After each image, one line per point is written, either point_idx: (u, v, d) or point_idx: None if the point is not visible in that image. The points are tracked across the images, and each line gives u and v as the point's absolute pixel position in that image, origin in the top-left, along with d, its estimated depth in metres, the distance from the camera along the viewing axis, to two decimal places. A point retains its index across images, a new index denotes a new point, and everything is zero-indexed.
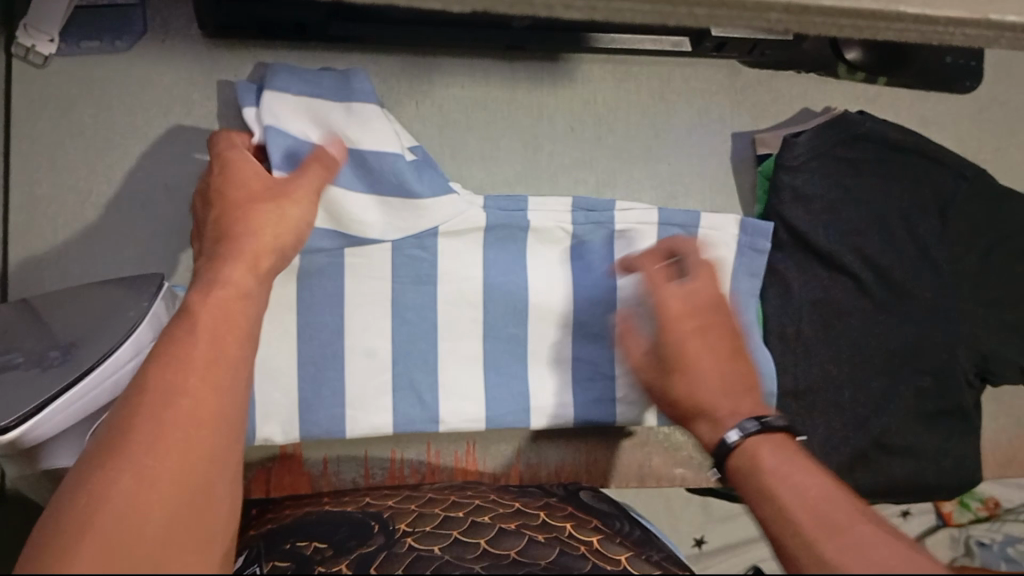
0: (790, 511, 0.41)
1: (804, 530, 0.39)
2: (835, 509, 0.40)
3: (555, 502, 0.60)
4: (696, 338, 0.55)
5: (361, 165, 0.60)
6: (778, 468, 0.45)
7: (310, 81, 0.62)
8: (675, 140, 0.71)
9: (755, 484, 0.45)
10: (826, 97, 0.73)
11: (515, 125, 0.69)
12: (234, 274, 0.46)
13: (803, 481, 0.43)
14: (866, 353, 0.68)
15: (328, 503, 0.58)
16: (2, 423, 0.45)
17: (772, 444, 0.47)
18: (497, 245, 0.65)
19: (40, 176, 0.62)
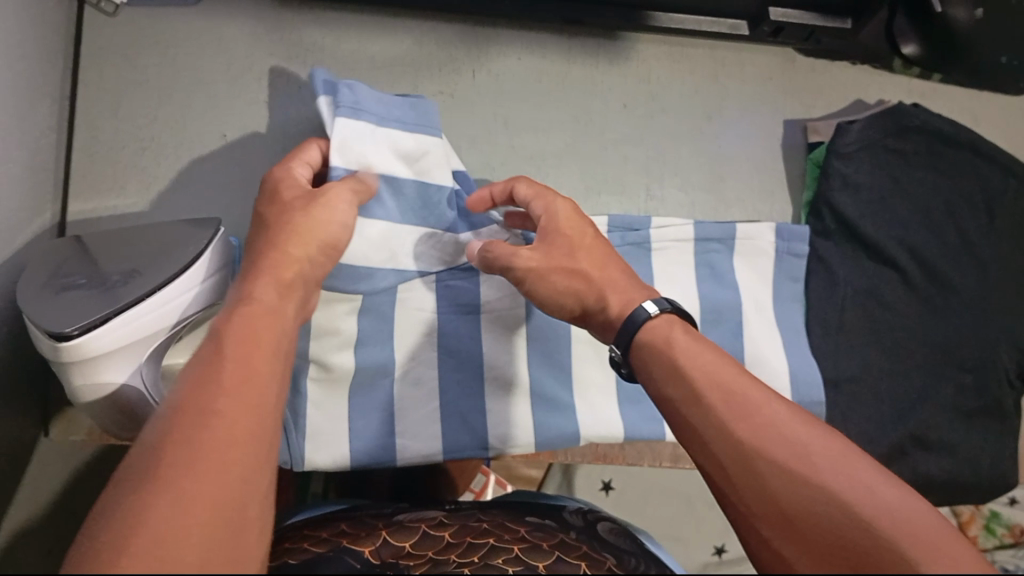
0: (709, 386, 0.43)
1: (724, 404, 0.42)
2: (748, 384, 0.43)
3: (572, 540, 0.51)
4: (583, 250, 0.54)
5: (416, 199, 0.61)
6: (679, 350, 0.46)
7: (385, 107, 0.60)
8: (726, 124, 0.71)
9: (667, 363, 0.46)
10: (879, 90, 0.74)
11: (569, 99, 0.70)
12: (262, 286, 0.44)
13: (705, 355, 0.45)
14: (906, 345, 0.67)
15: (344, 537, 0.51)
16: (69, 328, 0.45)
17: (680, 327, 0.48)
18: None
19: (105, 122, 0.63)
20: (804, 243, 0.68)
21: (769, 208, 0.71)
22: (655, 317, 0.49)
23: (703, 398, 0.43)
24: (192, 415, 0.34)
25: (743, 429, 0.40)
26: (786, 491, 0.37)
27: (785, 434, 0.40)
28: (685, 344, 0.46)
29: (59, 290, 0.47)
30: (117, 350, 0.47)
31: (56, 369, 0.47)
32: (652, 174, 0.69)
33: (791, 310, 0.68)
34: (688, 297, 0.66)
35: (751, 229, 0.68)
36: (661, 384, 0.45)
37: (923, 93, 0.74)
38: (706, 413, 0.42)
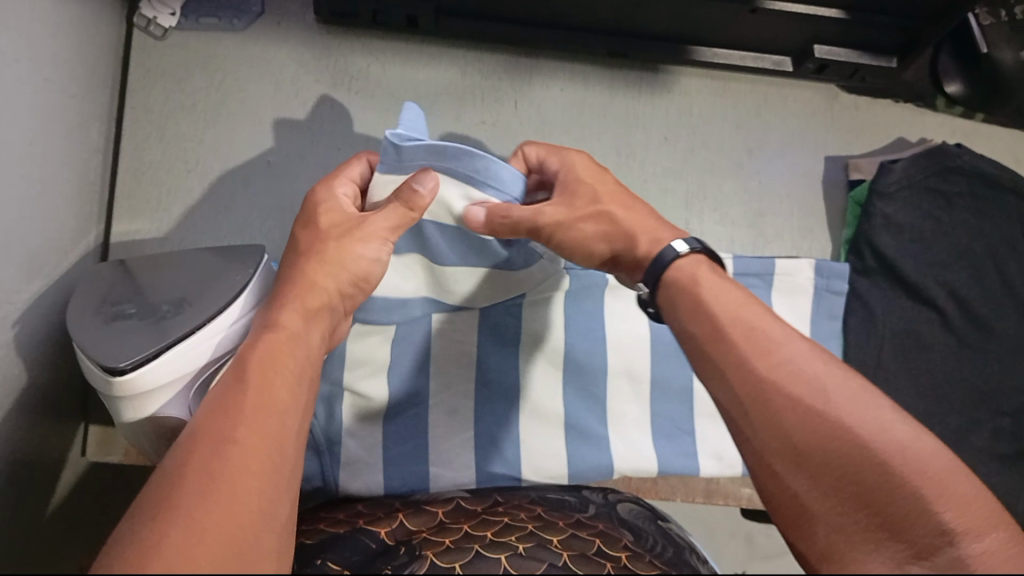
0: (733, 326, 0.42)
1: (745, 344, 0.41)
2: (772, 323, 0.42)
3: (587, 519, 0.54)
4: (607, 198, 0.51)
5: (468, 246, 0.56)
6: (704, 285, 0.45)
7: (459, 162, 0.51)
8: (766, 160, 0.71)
9: (689, 298, 0.44)
10: (922, 128, 0.73)
11: (611, 131, 0.70)
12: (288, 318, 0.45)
13: (725, 290, 0.44)
14: (942, 387, 0.67)
15: (363, 520, 0.54)
16: (120, 364, 0.46)
17: (707, 268, 0.46)
18: (573, 305, 0.64)
19: (151, 144, 0.64)
20: (843, 281, 0.67)
21: (808, 245, 0.70)
22: (683, 255, 0.47)
23: (724, 334, 0.42)
24: (210, 443, 0.34)
25: (759, 364, 0.40)
26: (799, 428, 0.37)
27: (801, 370, 0.40)
28: (708, 282, 0.45)
29: (112, 322, 0.48)
30: (170, 383, 0.48)
31: (110, 403, 0.48)
32: (690, 207, 0.69)
33: (829, 347, 0.67)
34: None
35: (789, 263, 0.67)
36: (681, 325, 0.44)
37: (967, 134, 0.73)
38: (726, 350, 0.41)
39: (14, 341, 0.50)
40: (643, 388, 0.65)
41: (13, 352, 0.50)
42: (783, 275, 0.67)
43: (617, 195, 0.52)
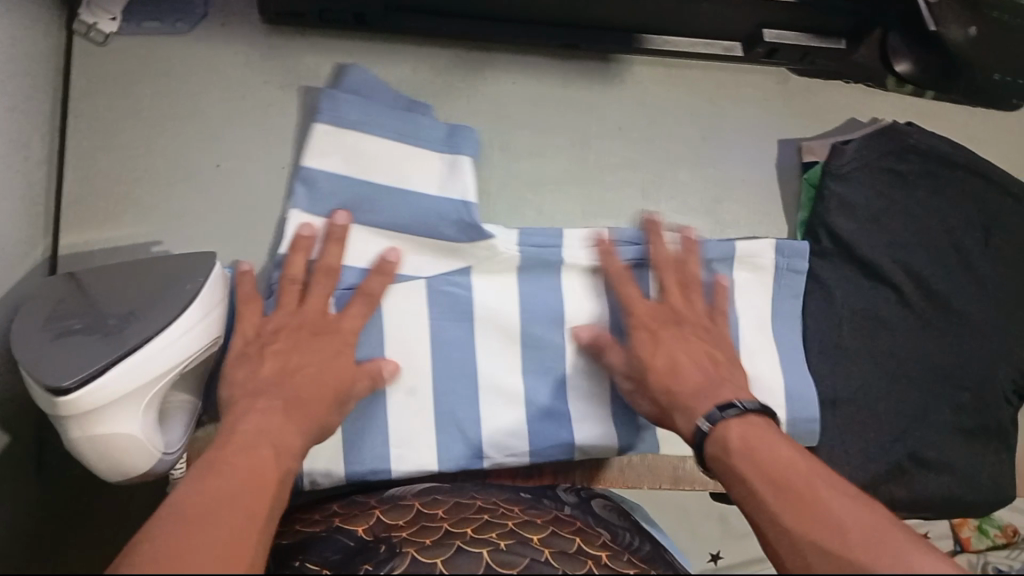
0: (764, 484, 0.47)
1: (776, 494, 0.46)
2: (807, 471, 0.47)
3: (564, 515, 0.58)
4: (669, 342, 0.59)
5: (415, 215, 0.63)
6: (739, 441, 0.50)
7: (402, 127, 0.64)
8: (722, 147, 0.71)
9: (730, 464, 0.50)
10: (874, 108, 0.73)
11: (565, 123, 0.69)
12: (282, 426, 0.48)
13: (775, 444, 0.49)
14: (904, 365, 0.67)
15: (340, 519, 0.57)
16: (63, 384, 0.45)
17: (775, 428, 0.52)
18: (528, 281, 0.65)
19: (96, 152, 0.63)
20: (805, 260, 0.67)
21: (766, 229, 0.71)
22: (721, 423, 0.52)
23: (762, 494, 0.47)
24: (188, 530, 0.37)
25: (790, 514, 0.45)
26: (821, 561, 0.41)
27: (834, 512, 0.43)
28: (763, 443, 0.49)
29: (56, 338, 0.48)
30: (120, 400, 0.47)
31: (58, 424, 0.47)
32: (647, 196, 0.69)
33: (791, 329, 0.67)
34: None
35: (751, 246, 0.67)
36: (734, 487, 0.49)
37: (918, 112, 0.74)
38: (762, 506, 0.47)
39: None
40: (606, 368, 0.65)
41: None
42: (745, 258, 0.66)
43: (674, 332, 0.60)
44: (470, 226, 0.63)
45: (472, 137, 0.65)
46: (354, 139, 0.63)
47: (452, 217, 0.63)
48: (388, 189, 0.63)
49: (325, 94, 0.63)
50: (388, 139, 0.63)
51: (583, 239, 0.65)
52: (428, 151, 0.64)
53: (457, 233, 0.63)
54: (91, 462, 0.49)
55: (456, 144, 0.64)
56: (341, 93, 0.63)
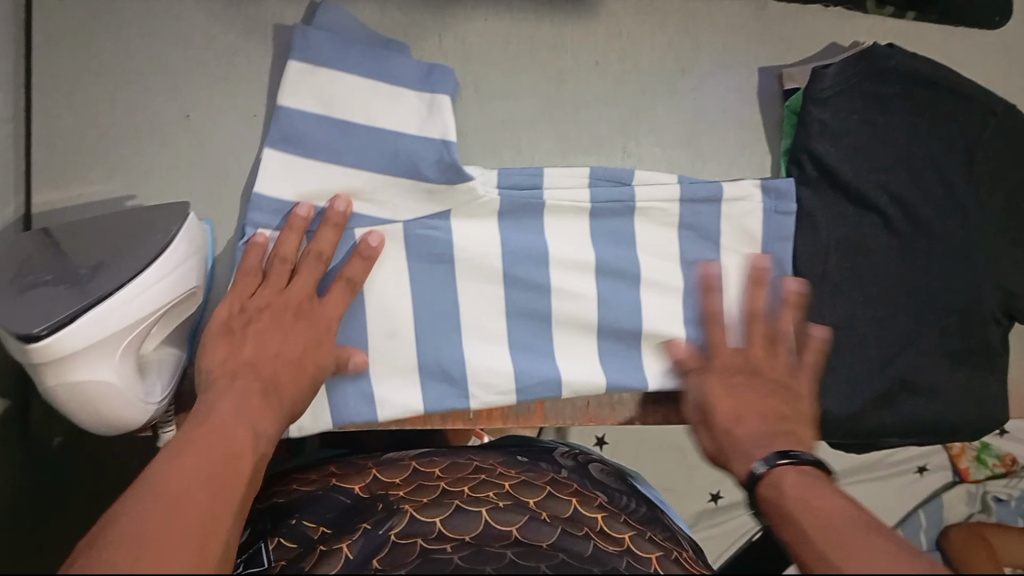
0: (805, 516, 0.46)
1: (823, 544, 0.43)
2: (851, 518, 0.44)
3: (562, 478, 0.60)
4: (717, 387, 0.60)
5: (393, 155, 0.62)
6: (792, 489, 0.48)
7: (377, 64, 0.62)
8: (701, 78, 0.70)
9: (778, 502, 0.48)
10: (853, 31, 0.72)
11: (540, 61, 0.68)
12: (258, 405, 0.51)
13: (825, 496, 0.46)
14: (891, 293, 0.67)
15: (335, 477, 0.59)
16: (33, 330, 0.45)
17: (798, 465, 0.50)
18: (513, 228, 0.65)
19: (62, 111, 0.62)
20: (792, 202, 0.67)
21: (746, 161, 0.70)
22: (772, 471, 0.50)
23: (812, 542, 0.43)
24: (138, 518, 0.38)
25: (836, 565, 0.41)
26: None
27: (871, 556, 0.40)
28: (816, 494, 0.47)
29: (24, 289, 0.47)
30: (94, 348, 0.47)
31: (33, 373, 0.47)
32: (627, 131, 0.69)
33: (778, 263, 0.67)
34: (670, 260, 0.67)
35: (738, 188, 0.67)
36: (786, 532, 0.46)
37: (898, 34, 0.72)
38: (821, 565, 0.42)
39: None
40: (592, 308, 0.65)
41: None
42: (731, 202, 0.66)
43: (750, 377, 0.60)
44: (449, 166, 0.62)
45: (450, 74, 0.63)
46: (327, 77, 0.62)
47: (432, 158, 0.62)
48: (365, 130, 0.62)
49: (297, 29, 0.62)
50: (363, 78, 0.62)
51: (564, 179, 0.65)
52: (405, 92, 0.63)
53: (437, 174, 0.62)
54: (70, 410, 0.49)
55: (432, 79, 0.63)
56: (313, 30, 0.62)
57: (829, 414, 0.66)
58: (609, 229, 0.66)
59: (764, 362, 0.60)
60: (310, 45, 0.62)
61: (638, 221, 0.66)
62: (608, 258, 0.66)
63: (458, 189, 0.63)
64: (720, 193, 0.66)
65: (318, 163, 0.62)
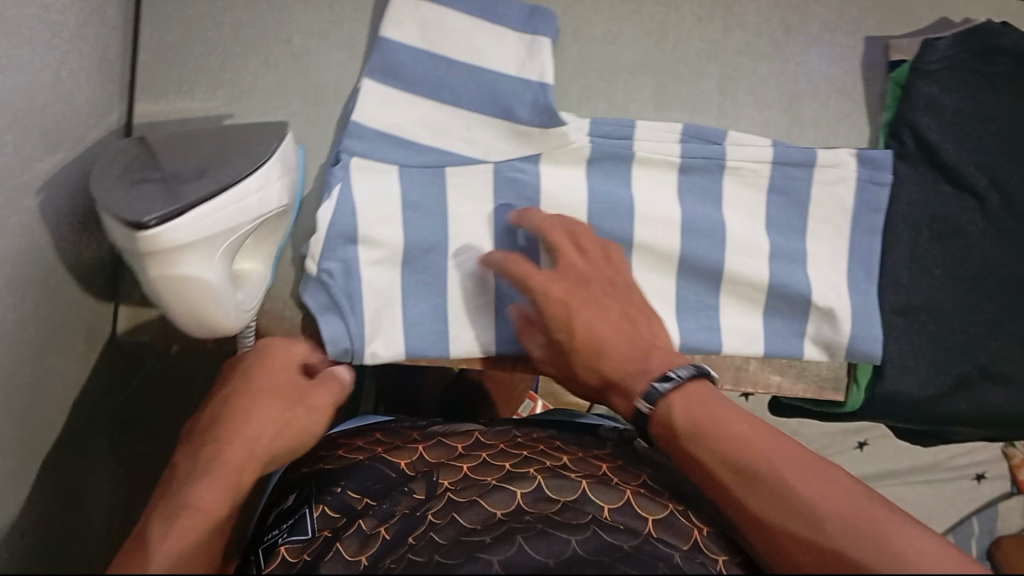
0: (724, 465, 0.48)
1: (739, 483, 0.48)
2: (763, 443, 0.49)
3: (606, 457, 0.58)
4: (584, 311, 0.56)
5: (490, 94, 0.63)
6: (678, 408, 0.51)
7: (482, 3, 0.63)
8: (805, 41, 0.68)
9: (672, 432, 0.51)
10: (966, 7, 0.70)
11: (640, 14, 0.68)
12: (208, 497, 0.42)
13: (730, 425, 0.50)
14: (979, 277, 0.65)
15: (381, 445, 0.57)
16: (143, 219, 0.46)
17: (710, 389, 0.53)
18: (599, 178, 0.64)
19: (169, 24, 0.63)
20: (888, 173, 0.65)
21: (842, 129, 0.68)
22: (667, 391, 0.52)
23: (727, 481, 0.48)
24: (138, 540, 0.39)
25: (757, 506, 0.47)
26: (802, 531, 0.45)
27: (799, 493, 0.46)
28: (706, 415, 0.50)
29: (134, 182, 0.48)
30: (198, 244, 0.48)
31: (136, 261, 0.48)
32: (722, 90, 0.68)
33: (867, 237, 0.66)
34: (756, 224, 0.66)
35: (833, 155, 0.65)
36: (690, 465, 0.50)
37: (1012, 13, 0.70)
38: (736, 500, 0.48)
39: (25, 219, 0.50)
40: (671, 265, 0.65)
41: (23, 227, 0.50)
42: (825, 168, 0.65)
43: (569, 291, 0.57)
44: (545, 109, 0.63)
45: (554, 17, 0.64)
46: (431, 10, 0.62)
47: (529, 100, 0.63)
48: (462, 66, 0.63)
49: None
50: (466, 15, 0.63)
51: (654, 133, 0.64)
52: (507, 32, 0.64)
53: (531, 116, 0.63)
54: (166, 304, 0.50)
55: (536, 23, 0.64)
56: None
57: (906, 393, 0.65)
58: (695, 185, 0.66)
59: (574, 284, 0.58)
60: None
61: (726, 183, 0.66)
62: (693, 214, 0.65)
63: (551, 133, 0.63)
64: (816, 157, 0.65)
65: (411, 92, 0.62)
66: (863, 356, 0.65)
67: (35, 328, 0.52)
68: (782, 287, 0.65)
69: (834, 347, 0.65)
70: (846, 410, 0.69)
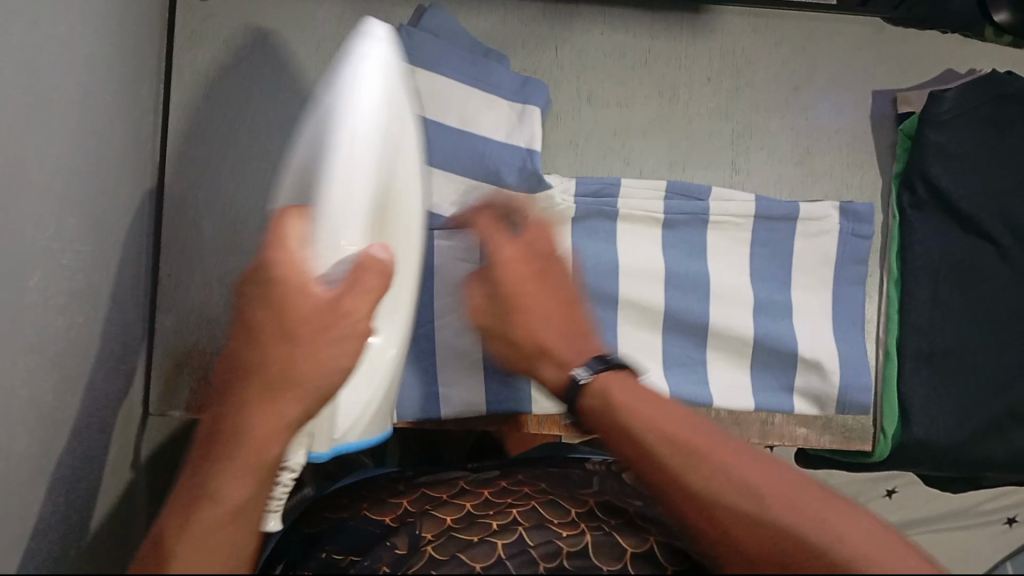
0: (642, 405, 0.43)
1: (659, 417, 0.42)
2: (680, 406, 0.44)
3: (594, 491, 0.53)
4: (532, 279, 0.54)
5: (480, 160, 0.64)
6: (615, 378, 0.47)
7: (476, 71, 0.65)
8: (814, 96, 0.70)
9: (595, 387, 0.46)
10: (970, 59, 0.72)
11: (651, 76, 0.70)
12: (229, 495, 0.33)
13: (649, 391, 0.45)
14: (996, 321, 0.66)
15: (368, 505, 0.54)
16: None
17: (627, 372, 0.48)
18: (585, 239, 0.65)
19: (199, 103, 0.66)
20: (871, 226, 0.68)
21: (856, 180, 0.70)
22: (590, 381, 0.47)
23: (639, 411, 0.43)
24: None
25: (679, 442, 0.40)
26: (737, 484, 0.37)
27: (727, 443, 0.40)
28: (637, 388, 0.45)
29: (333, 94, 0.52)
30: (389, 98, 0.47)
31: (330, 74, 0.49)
32: (736, 147, 0.69)
33: (854, 291, 0.67)
34: (741, 277, 0.67)
35: (817, 209, 0.67)
36: (602, 419, 0.45)
37: (1017, 62, 0.72)
38: (653, 432, 0.41)
39: (78, 290, 0.52)
40: (658, 320, 0.65)
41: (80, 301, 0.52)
42: (808, 221, 0.67)
43: (514, 262, 0.55)
44: (531, 174, 0.64)
45: (547, 87, 0.68)
46: (425, 76, 0.64)
47: (516, 164, 0.65)
48: (454, 130, 0.64)
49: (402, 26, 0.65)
50: (460, 82, 0.65)
51: (640, 191, 0.66)
52: (499, 99, 0.66)
53: (517, 180, 0.64)
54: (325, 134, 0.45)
55: (527, 88, 0.67)
56: (417, 30, 0.64)
57: (935, 439, 0.65)
58: (681, 241, 0.67)
59: (512, 259, 0.55)
60: (413, 42, 0.64)
61: (709, 240, 0.67)
62: (680, 269, 0.66)
63: (537, 197, 0.64)
64: (797, 212, 0.67)
65: None
66: (854, 406, 0.66)
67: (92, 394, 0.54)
68: (769, 339, 0.65)
69: (823, 399, 0.66)
70: (874, 460, 0.68)
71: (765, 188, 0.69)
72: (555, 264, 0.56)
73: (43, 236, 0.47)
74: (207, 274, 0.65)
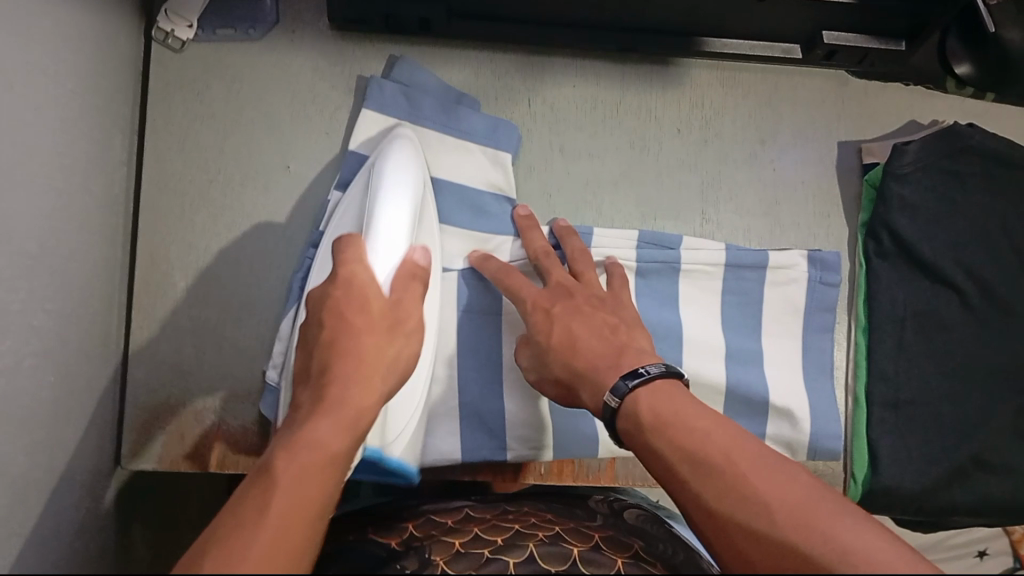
0: (663, 413, 0.47)
1: (675, 428, 0.45)
2: (704, 412, 0.46)
3: (598, 526, 0.53)
4: (571, 319, 0.57)
5: (455, 208, 0.66)
6: (649, 390, 0.49)
7: (447, 120, 0.67)
8: (781, 148, 0.72)
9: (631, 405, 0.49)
10: (932, 111, 0.73)
11: (622, 128, 0.71)
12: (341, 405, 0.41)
13: (677, 398, 0.48)
14: (961, 369, 0.67)
15: (373, 528, 0.53)
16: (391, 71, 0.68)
17: (678, 388, 0.49)
18: None
19: (172, 153, 0.66)
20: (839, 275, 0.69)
21: (824, 230, 0.71)
22: (632, 392, 0.49)
23: (659, 422, 0.46)
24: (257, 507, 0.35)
25: (687, 448, 0.44)
26: (739, 486, 0.41)
27: (736, 446, 0.43)
28: (669, 405, 0.47)
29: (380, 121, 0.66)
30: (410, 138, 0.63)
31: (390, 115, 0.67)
32: (706, 197, 0.70)
33: (823, 338, 0.68)
34: (711, 326, 0.67)
35: (785, 258, 0.68)
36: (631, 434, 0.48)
37: (978, 114, 0.73)
38: (669, 439, 0.45)
39: (46, 348, 0.52)
40: None
41: (48, 360, 0.52)
42: (777, 270, 0.68)
43: (557, 300, 0.58)
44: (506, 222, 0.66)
45: (518, 134, 0.68)
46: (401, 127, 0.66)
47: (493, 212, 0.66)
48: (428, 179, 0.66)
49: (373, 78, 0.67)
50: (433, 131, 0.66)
51: (611, 241, 0.67)
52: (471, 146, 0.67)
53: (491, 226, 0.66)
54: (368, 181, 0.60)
55: (498, 135, 0.68)
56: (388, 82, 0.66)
57: (903, 485, 0.65)
58: (651, 289, 0.68)
59: (560, 291, 0.59)
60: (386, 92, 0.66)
61: (680, 289, 0.68)
62: (652, 317, 0.66)
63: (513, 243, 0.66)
64: (767, 260, 0.68)
65: None
66: (825, 453, 0.66)
67: (54, 449, 0.54)
68: (741, 388, 0.66)
69: (794, 446, 0.66)
70: None
71: (734, 238, 0.70)
72: (613, 300, 0.60)
73: (13, 299, 0.47)
74: (178, 323, 0.64)
